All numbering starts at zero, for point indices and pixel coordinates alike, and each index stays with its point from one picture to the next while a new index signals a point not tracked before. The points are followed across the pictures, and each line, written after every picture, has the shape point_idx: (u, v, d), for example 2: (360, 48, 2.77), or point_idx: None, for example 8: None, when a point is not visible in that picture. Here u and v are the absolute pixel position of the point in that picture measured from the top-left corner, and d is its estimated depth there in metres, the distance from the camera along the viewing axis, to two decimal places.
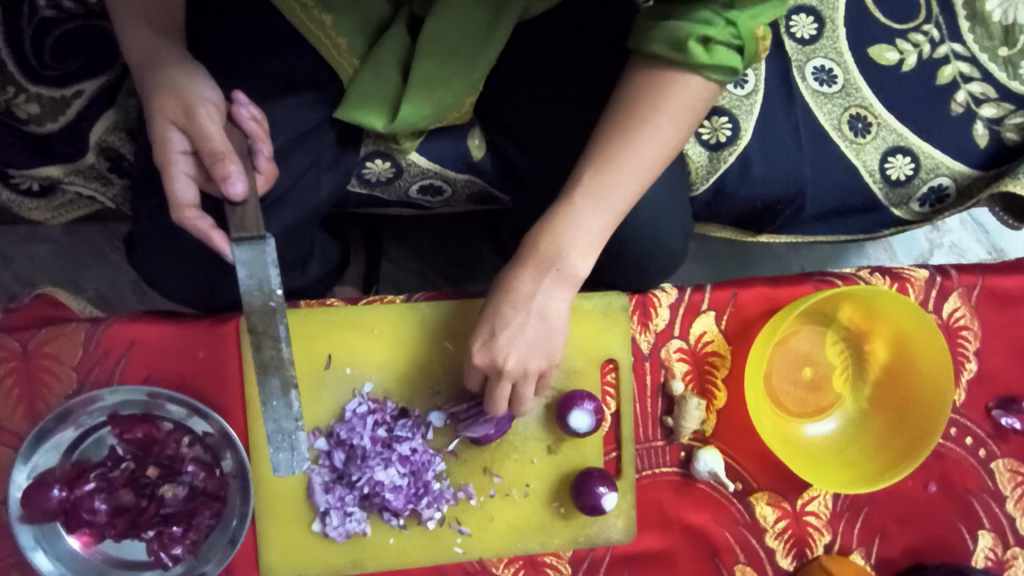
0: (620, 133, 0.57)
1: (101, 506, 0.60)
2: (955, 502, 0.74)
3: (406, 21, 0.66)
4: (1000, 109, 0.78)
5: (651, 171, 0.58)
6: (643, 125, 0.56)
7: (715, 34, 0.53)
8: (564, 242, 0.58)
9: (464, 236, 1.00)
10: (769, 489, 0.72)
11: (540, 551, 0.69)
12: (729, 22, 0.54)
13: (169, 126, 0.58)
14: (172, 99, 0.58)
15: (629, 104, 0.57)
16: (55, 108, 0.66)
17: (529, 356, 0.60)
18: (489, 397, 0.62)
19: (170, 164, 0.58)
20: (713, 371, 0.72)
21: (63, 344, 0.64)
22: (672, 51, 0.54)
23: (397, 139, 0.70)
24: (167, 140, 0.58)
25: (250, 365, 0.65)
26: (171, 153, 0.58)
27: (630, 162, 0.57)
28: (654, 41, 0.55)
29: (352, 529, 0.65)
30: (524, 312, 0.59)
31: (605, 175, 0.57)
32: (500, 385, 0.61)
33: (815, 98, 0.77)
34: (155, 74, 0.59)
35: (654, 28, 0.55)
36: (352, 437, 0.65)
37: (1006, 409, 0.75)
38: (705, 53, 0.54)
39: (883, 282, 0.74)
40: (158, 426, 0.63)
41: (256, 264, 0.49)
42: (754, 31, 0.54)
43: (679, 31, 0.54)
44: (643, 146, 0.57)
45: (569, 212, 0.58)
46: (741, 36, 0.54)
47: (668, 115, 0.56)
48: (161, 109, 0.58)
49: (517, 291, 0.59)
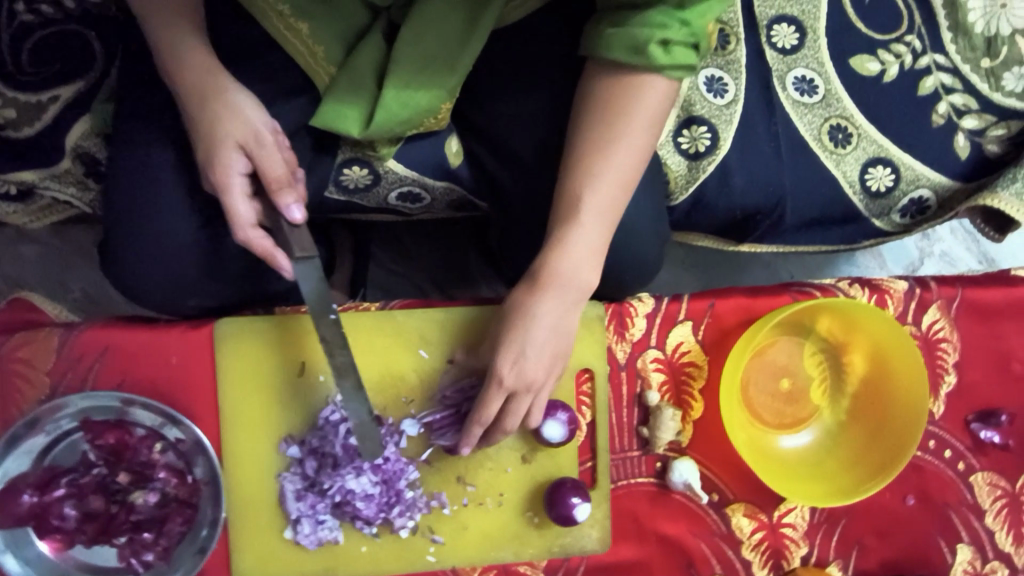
0: (598, 143, 0.60)
1: (71, 512, 0.60)
2: (933, 515, 0.73)
3: (384, 28, 0.66)
4: (982, 121, 0.78)
5: (633, 172, 0.60)
6: (620, 133, 0.59)
7: (672, 35, 0.56)
8: (567, 256, 0.60)
9: (452, 242, 0.99)
10: (745, 500, 0.71)
11: (514, 560, 0.68)
12: (683, 21, 0.56)
13: (234, 149, 0.59)
14: (239, 124, 0.60)
15: (601, 115, 0.60)
16: (31, 113, 0.67)
17: (536, 367, 0.60)
18: (479, 404, 0.61)
19: (231, 185, 0.59)
20: (690, 382, 0.72)
21: (37, 349, 0.64)
22: (632, 56, 0.57)
23: (374, 147, 0.69)
24: (227, 159, 0.59)
25: (225, 371, 0.65)
26: (232, 174, 0.59)
27: (610, 170, 0.60)
28: (612, 48, 0.58)
29: (324, 537, 0.65)
30: (537, 330, 0.60)
31: (597, 186, 0.60)
32: (491, 394, 0.60)
33: (796, 108, 0.77)
34: (216, 95, 0.60)
35: (608, 35, 0.58)
36: (324, 445, 0.65)
37: (985, 422, 0.75)
38: (665, 55, 0.56)
39: (862, 294, 0.74)
40: (130, 431, 0.63)
41: (312, 282, 0.54)
42: (706, 26, 0.57)
43: (636, 36, 0.56)
44: (625, 150, 0.59)
45: (575, 232, 0.60)
46: (695, 34, 0.57)
47: (642, 116, 0.59)
48: (228, 131, 0.59)
49: (520, 310, 0.61)
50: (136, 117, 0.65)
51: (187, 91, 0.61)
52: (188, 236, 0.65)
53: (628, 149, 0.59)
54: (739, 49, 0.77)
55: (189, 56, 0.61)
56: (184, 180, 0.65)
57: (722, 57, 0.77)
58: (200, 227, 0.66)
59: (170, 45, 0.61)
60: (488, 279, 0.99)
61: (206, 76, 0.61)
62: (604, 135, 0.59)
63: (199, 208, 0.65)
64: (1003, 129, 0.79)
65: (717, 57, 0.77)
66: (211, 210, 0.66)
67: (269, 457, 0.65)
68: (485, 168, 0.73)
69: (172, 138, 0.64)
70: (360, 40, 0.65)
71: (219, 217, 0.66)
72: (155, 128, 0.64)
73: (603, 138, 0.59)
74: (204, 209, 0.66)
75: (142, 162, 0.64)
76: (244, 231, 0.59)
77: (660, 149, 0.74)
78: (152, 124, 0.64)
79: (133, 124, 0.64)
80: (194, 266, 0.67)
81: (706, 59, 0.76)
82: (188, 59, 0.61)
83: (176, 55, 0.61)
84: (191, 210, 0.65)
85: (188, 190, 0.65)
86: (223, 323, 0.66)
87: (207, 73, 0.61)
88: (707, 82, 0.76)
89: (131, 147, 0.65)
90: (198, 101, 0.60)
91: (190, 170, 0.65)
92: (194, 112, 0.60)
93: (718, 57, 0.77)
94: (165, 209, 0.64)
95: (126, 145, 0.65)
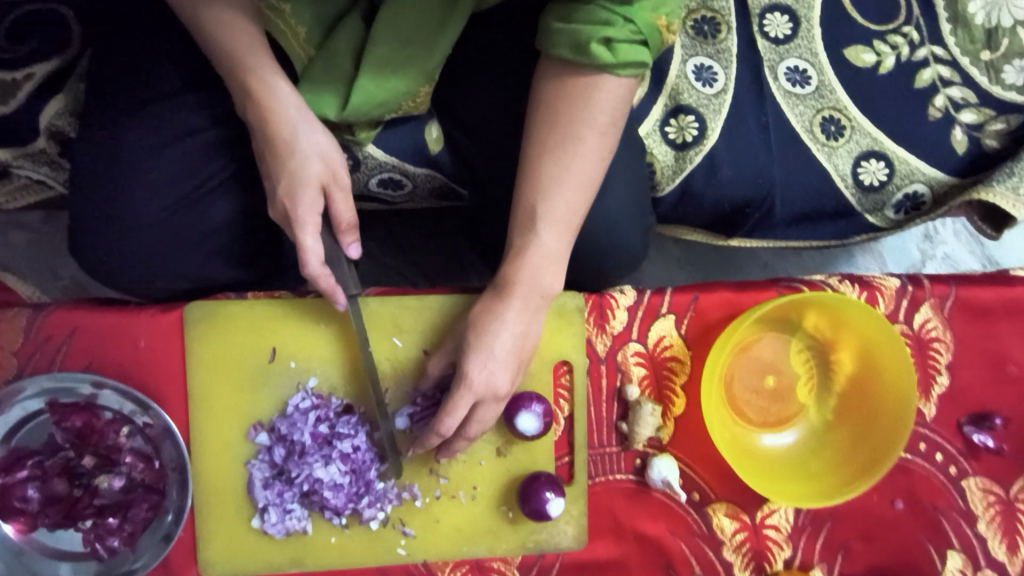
0: (550, 147, 0.58)
1: (33, 494, 0.59)
2: (923, 520, 0.71)
3: (363, 10, 0.64)
4: (980, 115, 0.76)
5: (590, 176, 0.58)
6: (572, 137, 0.57)
7: (615, 34, 0.54)
8: (525, 265, 0.59)
9: (443, 233, 0.97)
10: (727, 500, 0.69)
11: (487, 556, 0.67)
12: (627, 17, 0.54)
13: (310, 180, 0.58)
14: (318, 160, 0.59)
15: (551, 119, 0.58)
16: (6, 91, 0.66)
17: (499, 376, 0.59)
18: (445, 406, 0.59)
19: (300, 214, 0.58)
20: (672, 377, 0.70)
21: (5, 329, 0.63)
22: (577, 54, 0.55)
23: (352, 130, 0.68)
24: (299, 190, 0.58)
25: (194, 354, 0.64)
26: (304, 204, 0.58)
27: (566, 177, 0.58)
28: (558, 46, 0.56)
29: (292, 526, 0.64)
30: (501, 339, 0.59)
31: (552, 192, 0.58)
32: (461, 396, 0.59)
33: (787, 99, 0.75)
34: (297, 121, 0.59)
35: (556, 29, 0.56)
36: (293, 432, 0.64)
37: (978, 425, 0.72)
38: (609, 54, 0.54)
39: (852, 290, 0.72)
40: (98, 415, 0.61)
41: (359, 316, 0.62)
42: (656, 22, 0.54)
43: (580, 34, 0.54)
44: (578, 154, 0.58)
45: (533, 241, 0.59)
46: (642, 31, 0.54)
47: (593, 119, 0.57)
48: (306, 161, 0.59)
49: (480, 319, 0.60)
50: (111, 96, 0.64)
51: (265, 109, 0.59)
52: (162, 218, 0.65)
53: (581, 152, 0.58)
54: (730, 38, 0.76)
55: (271, 73, 0.60)
56: (157, 160, 0.64)
57: (712, 46, 0.75)
58: (174, 209, 0.65)
59: (253, 61, 0.59)
60: (478, 272, 0.97)
61: (288, 99, 0.60)
62: (555, 140, 0.58)
63: (173, 189, 0.64)
64: (1002, 124, 0.76)
65: (706, 46, 0.75)
66: (184, 191, 0.65)
67: (238, 443, 0.64)
68: (466, 155, 0.72)
69: (146, 117, 0.64)
70: (340, 21, 0.64)
71: (192, 199, 0.65)
72: (130, 108, 0.64)
73: (556, 143, 0.58)
74: (178, 190, 0.65)
75: (116, 142, 0.64)
76: (311, 263, 0.58)
77: (644, 137, 0.73)
78: (127, 103, 0.64)
79: (109, 103, 0.64)
80: (167, 248, 0.66)
81: (696, 47, 0.75)
82: (267, 77, 0.60)
83: (256, 70, 0.59)
84: (164, 191, 0.64)
85: (161, 171, 0.64)
86: (194, 307, 0.65)
87: (288, 99, 0.60)
88: (696, 70, 0.74)
89: (106, 126, 0.64)
90: (275, 123, 0.59)
91: (163, 151, 0.64)
92: (268, 134, 0.59)
93: (708, 46, 0.75)
94: (139, 189, 0.64)
95: (100, 124, 0.64)
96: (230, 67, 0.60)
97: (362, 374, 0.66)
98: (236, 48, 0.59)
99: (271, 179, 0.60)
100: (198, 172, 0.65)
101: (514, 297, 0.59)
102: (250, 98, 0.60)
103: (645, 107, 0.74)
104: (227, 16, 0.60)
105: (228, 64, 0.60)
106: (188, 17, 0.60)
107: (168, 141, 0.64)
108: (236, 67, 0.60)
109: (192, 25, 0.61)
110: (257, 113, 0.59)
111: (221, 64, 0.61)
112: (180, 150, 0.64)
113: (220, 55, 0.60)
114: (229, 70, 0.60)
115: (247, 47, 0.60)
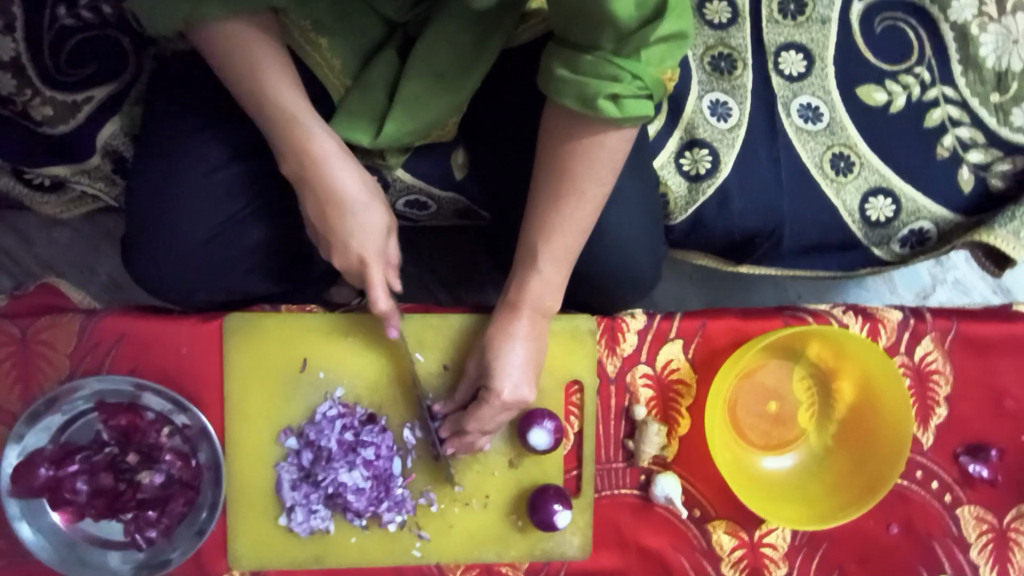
0: (551, 194, 0.62)
1: (82, 487, 0.64)
2: (917, 545, 0.74)
3: (398, 45, 0.68)
4: (987, 155, 0.79)
5: (587, 223, 0.63)
6: (572, 189, 0.61)
7: (622, 90, 0.56)
8: (526, 291, 0.64)
9: (465, 247, 1.00)
10: (726, 517, 0.73)
11: (496, 560, 0.71)
12: (635, 73, 0.56)
13: (376, 229, 0.62)
14: (373, 208, 0.63)
15: (557, 166, 0.61)
16: (68, 111, 0.73)
17: (521, 382, 0.64)
18: (470, 413, 0.65)
19: (370, 261, 0.62)
20: (678, 399, 0.73)
21: (59, 333, 0.68)
22: (583, 106, 0.57)
23: (384, 155, 0.72)
24: (368, 240, 0.62)
25: (229, 363, 0.69)
26: (374, 254, 0.62)
27: (564, 221, 0.62)
28: (563, 95, 0.58)
29: (316, 526, 0.68)
30: (513, 354, 0.64)
31: (552, 234, 0.62)
32: (486, 404, 0.64)
33: (799, 135, 0.78)
34: (352, 172, 0.62)
35: (561, 78, 0.58)
36: (320, 438, 0.68)
37: (974, 456, 0.75)
38: (615, 109, 0.57)
39: (855, 321, 0.75)
40: (141, 415, 0.66)
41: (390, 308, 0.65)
42: (660, 77, 0.57)
43: (587, 88, 0.57)
44: (578, 205, 0.62)
45: (534, 274, 0.64)
46: (647, 87, 0.57)
47: (594, 173, 0.61)
48: (369, 210, 0.62)
49: (499, 333, 0.65)
50: (163, 120, 0.69)
51: (321, 163, 0.61)
52: (208, 234, 0.70)
53: (581, 203, 0.62)
54: (746, 75, 0.79)
55: (323, 130, 0.62)
56: (207, 180, 0.69)
57: (728, 82, 0.79)
58: (216, 225, 0.70)
59: (303, 114, 0.61)
60: (497, 286, 1.01)
61: (341, 152, 0.62)
62: (558, 187, 0.62)
63: (216, 209, 0.70)
64: (1008, 165, 0.79)
65: (722, 82, 0.79)
66: (228, 210, 0.70)
67: (269, 447, 0.69)
68: (489, 180, 0.76)
69: (195, 140, 0.69)
70: (376, 54, 0.68)
71: (236, 216, 0.71)
72: (179, 132, 0.69)
73: (558, 191, 0.62)
74: (222, 208, 0.70)
75: (166, 163, 0.69)
76: (378, 300, 0.62)
77: (659, 168, 0.77)
78: (179, 127, 0.69)
79: (160, 127, 0.69)
80: (210, 261, 0.71)
81: (712, 83, 0.78)
82: (318, 130, 0.62)
83: (307, 120, 0.61)
84: (209, 210, 0.70)
85: (208, 191, 0.69)
86: (234, 317, 0.69)
87: (330, 144, 0.62)
88: (711, 106, 0.78)
89: (157, 148, 0.69)
90: (331, 176, 0.61)
91: (211, 172, 0.69)
92: (326, 188, 0.62)
93: (724, 81, 0.79)
94: (188, 208, 0.69)
95: (151, 146, 0.69)
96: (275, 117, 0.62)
97: (411, 383, 0.70)
98: (286, 100, 0.61)
99: (331, 228, 0.63)
100: (241, 192, 0.70)
101: (519, 318, 0.65)
102: (305, 152, 0.62)
103: (660, 140, 0.77)
104: (273, 75, 0.61)
105: (276, 118, 0.61)
106: (227, 71, 0.61)
107: (215, 163, 0.69)
108: (286, 122, 0.61)
109: (234, 77, 0.62)
110: (309, 165, 0.62)
111: (267, 116, 0.62)
112: (225, 172, 0.69)
113: (263, 104, 0.62)
114: (278, 125, 0.62)
115: (293, 98, 0.62)
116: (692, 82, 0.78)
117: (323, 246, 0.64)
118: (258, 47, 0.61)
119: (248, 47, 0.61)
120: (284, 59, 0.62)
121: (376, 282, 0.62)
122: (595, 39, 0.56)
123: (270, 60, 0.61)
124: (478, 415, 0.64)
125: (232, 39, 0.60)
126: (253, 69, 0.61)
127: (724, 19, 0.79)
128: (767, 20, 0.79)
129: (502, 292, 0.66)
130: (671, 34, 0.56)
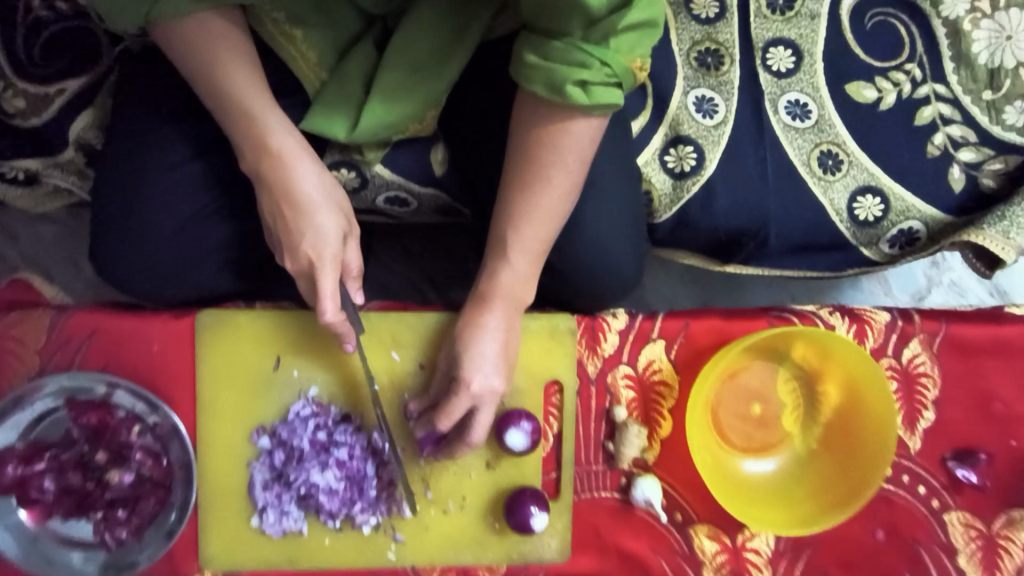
0: (520, 183, 0.61)
1: (49, 485, 0.63)
2: (904, 551, 0.72)
3: (376, 37, 0.66)
4: (979, 154, 0.77)
5: (558, 212, 0.61)
6: (540, 177, 0.60)
7: (590, 76, 0.55)
8: (497, 284, 0.63)
9: (451, 244, 0.99)
10: (708, 521, 0.71)
11: (473, 563, 0.69)
12: (603, 60, 0.55)
13: (332, 233, 0.61)
14: (330, 211, 0.61)
15: (525, 155, 0.60)
16: (39, 104, 0.72)
17: (494, 376, 0.63)
18: (445, 411, 0.64)
19: (326, 264, 0.60)
20: (660, 401, 0.72)
21: (29, 329, 0.67)
22: (551, 92, 0.56)
23: (361, 150, 0.71)
24: (322, 242, 0.61)
25: (201, 359, 0.68)
26: (329, 257, 0.61)
27: (533, 210, 0.61)
28: (533, 81, 0.57)
29: (289, 527, 0.67)
30: (484, 347, 0.63)
31: (522, 224, 0.61)
32: (460, 400, 0.63)
33: (786, 133, 0.77)
34: (311, 173, 0.61)
35: (530, 65, 0.56)
36: (293, 438, 0.68)
37: (962, 461, 0.73)
38: (584, 96, 0.55)
39: (842, 322, 0.73)
40: (112, 413, 0.65)
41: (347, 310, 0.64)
42: (630, 65, 0.56)
43: (555, 74, 0.55)
44: (547, 193, 0.60)
45: (505, 265, 0.63)
46: (616, 74, 0.55)
47: (563, 160, 0.59)
48: (325, 213, 0.61)
49: (469, 325, 0.64)
50: (136, 113, 0.68)
51: (282, 163, 0.61)
52: (182, 229, 0.69)
53: (549, 191, 0.60)
54: (733, 71, 0.77)
55: (284, 127, 0.61)
56: (181, 174, 0.68)
57: (714, 78, 0.77)
58: (190, 220, 0.69)
59: (265, 114, 0.61)
60: None
61: (302, 153, 0.62)
62: (527, 176, 0.60)
63: (189, 204, 0.69)
64: (1000, 164, 0.78)
65: (709, 78, 0.77)
66: (202, 204, 0.69)
67: (241, 446, 0.68)
68: (470, 176, 0.75)
69: (168, 134, 0.68)
70: (352, 46, 0.66)
71: (211, 211, 0.70)
72: (151, 125, 0.68)
73: (526, 179, 0.60)
74: (196, 203, 0.69)
75: (139, 157, 0.68)
76: (329, 309, 0.61)
77: (643, 165, 0.75)
78: (152, 120, 0.68)
79: (133, 120, 0.68)
80: (183, 257, 0.70)
81: (698, 79, 0.77)
82: (278, 129, 0.61)
83: (267, 118, 0.61)
84: (182, 205, 0.68)
85: (181, 186, 0.68)
86: (206, 314, 0.68)
87: (289, 144, 0.61)
88: (697, 102, 0.76)
89: (129, 142, 0.68)
90: (291, 179, 0.61)
91: (184, 166, 0.68)
92: (283, 187, 0.61)
93: (710, 77, 0.77)
94: (160, 203, 0.68)
95: (124, 139, 0.68)
96: (235, 112, 0.61)
97: (383, 384, 0.69)
98: (246, 98, 0.60)
99: (288, 231, 0.61)
100: (216, 187, 0.69)
101: (491, 310, 0.64)
102: (266, 154, 0.61)
103: (645, 137, 0.76)
104: (235, 69, 0.60)
105: (239, 117, 0.61)
106: (186, 60, 0.60)
107: (189, 157, 0.68)
108: (246, 121, 0.61)
109: (193, 71, 0.61)
110: (269, 162, 0.61)
111: (226, 110, 0.61)
112: (198, 167, 0.68)
113: (223, 97, 0.61)
114: (237, 120, 0.61)
115: (255, 95, 0.61)
116: (677, 77, 0.76)
117: (279, 248, 0.63)
118: (218, 42, 0.60)
119: (214, 43, 0.60)
120: (251, 58, 0.62)
121: (326, 289, 0.60)
122: (564, 26, 0.54)
123: (234, 55, 0.60)
124: (452, 413, 0.63)
125: (195, 30, 0.59)
126: (215, 64, 0.60)
127: (712, 14, 0.78)
128: (755, 15, 0.78)
129: (474, 285, 0.65)
130: (641, 21, 0.55)
